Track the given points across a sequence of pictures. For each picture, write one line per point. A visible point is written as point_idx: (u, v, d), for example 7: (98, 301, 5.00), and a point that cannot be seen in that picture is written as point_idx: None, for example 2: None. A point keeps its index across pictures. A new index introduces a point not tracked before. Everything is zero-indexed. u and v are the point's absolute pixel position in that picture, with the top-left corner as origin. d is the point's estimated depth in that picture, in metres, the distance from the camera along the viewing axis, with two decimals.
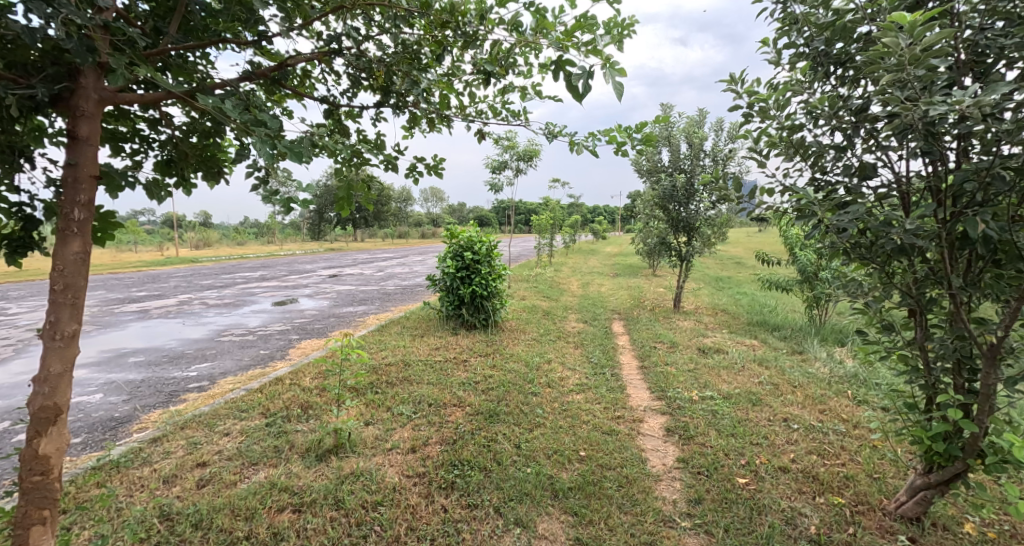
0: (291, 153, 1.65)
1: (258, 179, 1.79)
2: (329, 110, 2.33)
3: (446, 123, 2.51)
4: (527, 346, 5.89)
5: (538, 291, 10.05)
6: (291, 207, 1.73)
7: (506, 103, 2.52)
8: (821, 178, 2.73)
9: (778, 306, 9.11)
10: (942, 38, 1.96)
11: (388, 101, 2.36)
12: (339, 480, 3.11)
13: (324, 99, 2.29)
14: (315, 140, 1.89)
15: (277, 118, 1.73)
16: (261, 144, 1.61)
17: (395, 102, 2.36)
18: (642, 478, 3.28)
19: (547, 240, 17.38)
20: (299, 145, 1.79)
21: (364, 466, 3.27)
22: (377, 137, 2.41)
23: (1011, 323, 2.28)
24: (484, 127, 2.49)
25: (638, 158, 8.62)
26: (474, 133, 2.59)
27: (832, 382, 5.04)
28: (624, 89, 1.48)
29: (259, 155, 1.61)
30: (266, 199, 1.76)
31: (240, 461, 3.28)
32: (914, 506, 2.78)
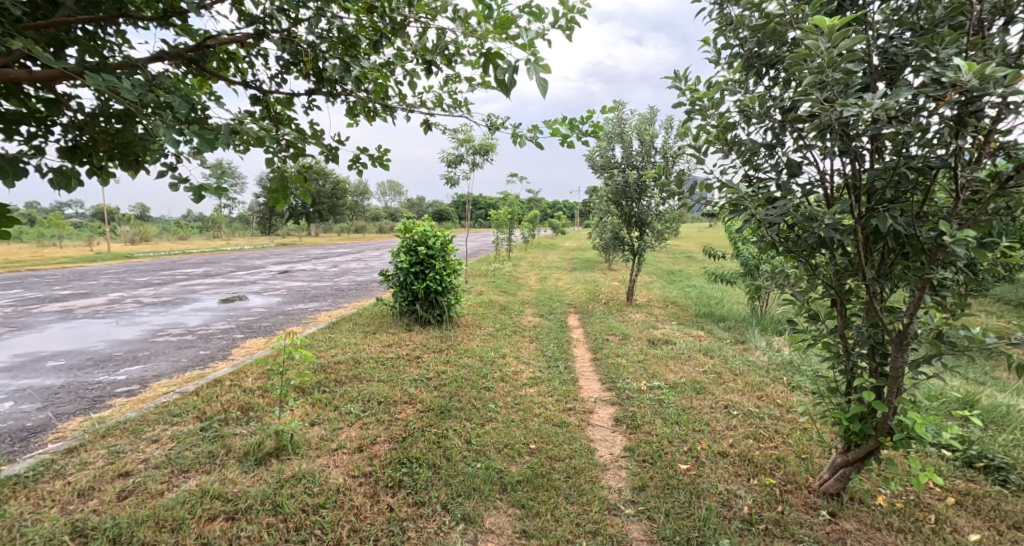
0: (201, 138, 1.57)
1: (166, 166, 1.68)
2: (258, 97, 2.22)
3: (389, 113, 2.46)
4: (481, 341, 5.86)
5: (494, 286, 10.04)
6: (201, 196, 1.64)
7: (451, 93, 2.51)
8: (754, 175, 2.84)
9: (723, 299, 9.49)
10: (855, 44, 2.07)
11: (321, 88, 2.27)
12: (278, 484, 2.99)
13: (252, 85, 2.17)
14: (236, 125, 1.80)
15: (187, 102, 1.66)
16: (166, 129, 1.53)
17: (329, 90, 2.27)
18: (589, 468, 3.33)
19: (505, 235, 17.36)
20: (216, 132, 1.72)
21: (306, 467, 3.16)
22: (312, 126, 2.31)
23: (915, 311, 2.46)
24: (429, 117, 2.49)
25: (591, 153, 8.74)
26: (421, 124, 2.57)
27: (770, 370, 5.29)
28: (547, 87, 1.50)
29: (164, 139, 1.53)
30: (173, 187, 1.63)
31: (169, 469, 3.10)
32: (835, 482, 2.95)
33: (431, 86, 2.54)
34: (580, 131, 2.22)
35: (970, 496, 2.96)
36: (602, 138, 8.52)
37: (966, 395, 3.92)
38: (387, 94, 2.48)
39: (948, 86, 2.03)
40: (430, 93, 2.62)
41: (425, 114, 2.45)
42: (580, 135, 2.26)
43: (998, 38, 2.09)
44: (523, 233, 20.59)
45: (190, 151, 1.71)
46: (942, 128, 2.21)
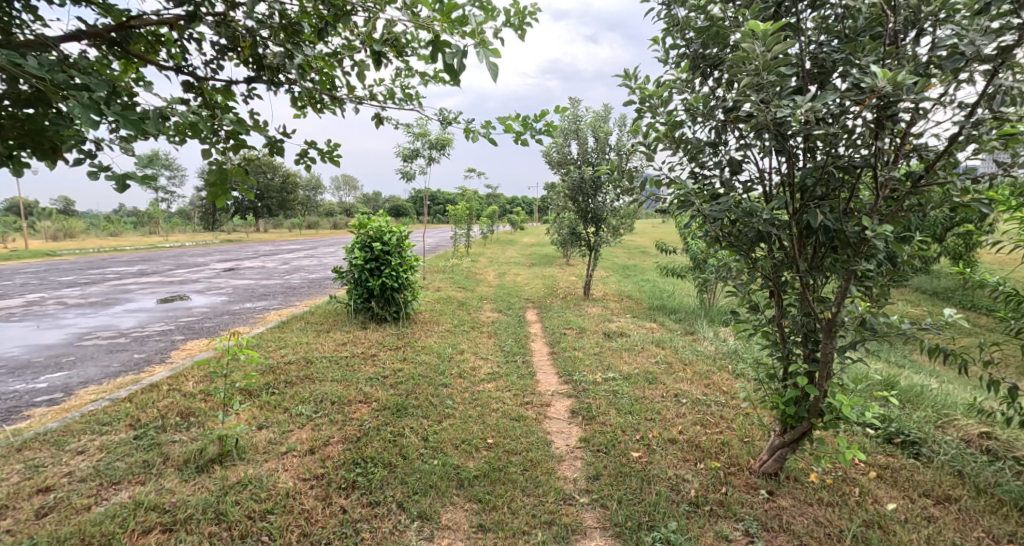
0: (123, 121, 1.52)
1: (83, 152, 1.59)
2: (194, 84, 2.11)
3: (338, 105, 2.41)
4: (439, 338, 5.82)
5: (452, 282, 9.99)
6: (125, 184, 1.57)
7: (402, 87, 2.50)
8: (700, 173, 2.97)
9: (674, 292, 9.84)
10: (788, 48, 2.20)
11: (262, 77, 2.18)
12: (221, 491, 2.88)
13: (185, 71, 2.05)
14: (165, 111, 1.73)
15: (109, 84, 1.60)
16: (83, 110, 1.46)
17: (270, 78, 2.18)
18: (546, 460, 3.39)
19: (463, 231, 17.26)
20: (140, 115, 1.64)
21: (253, 473, 3.06)
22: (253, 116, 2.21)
23: (842, 301, 2.64)
24: (381, 111, 2.47)
25: (548, 149, 8.82)
26: (372, 117, 2.54)
27: (717, 359, 5.54)
28: (497, 70, 1.55)
29: (81, 121, 1.46)
30: (91, 173, 1.55)
31: (97, 482, 2.93)
32: (774, 463, 3.12)
33: (383, 79, 2.52)
34: (534, 130, 2.29)
35: (889, 469, 3.21)
36: (558, 134, 8.60)
37: (889, 377, 4.25)
38: (335, 85, 2.41)
39: (869, 91, 2.18)
40: (382, 86, 2.58)
41: (376, 107, 2.43)
42: (534, 133, 2.32)
43: (912, 47, 2.27)
44: (481, 229, 20.52)
45: (115, 138, 1.64)
46: (865, 129, 2.38)
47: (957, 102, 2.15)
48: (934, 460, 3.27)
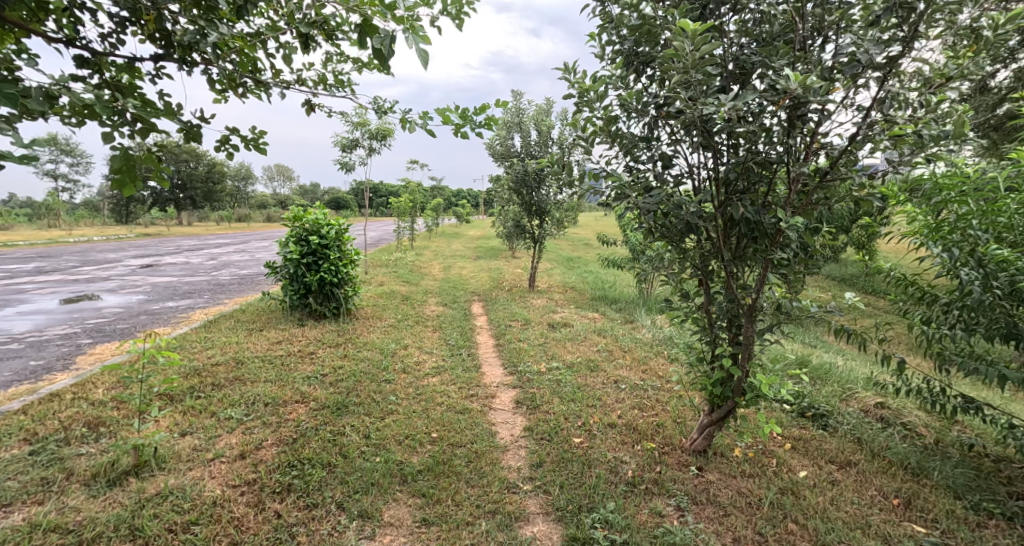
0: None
1: None
2: (90, 61, 1.93)
3: (264, 89, 2.30)
4: (382, 333, 5.72)
5: (395, 276, 9.81)
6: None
7: (334, 73, 2.42)
8: (635, 167, 3.08)
9: (615, 282, 10.16)
10: (713, 49, 2.33)
11: (173, 55, 2.03)
12: (138, 505, 2.72)
13: (79, 45, 1.88)
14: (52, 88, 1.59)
15: None
16: None
17: (182, 57, 2.04)
18: (490, 450, 3.43)
19: (407, 223, 16.95)
20: (20, 91, 1.51)
21: (175, 483, 2.90)
22: (163, 97, 2.06)
23: (761, 287, 2.84)
24: (312, 97, 2.39)
25: (491, 141, 8.81)
26: (303, 103, 2.45)
27: (654, 346, 5.79)
28: (428, 57, 1.56)
29: None
30: None
31: None
32: (702, 441, 3.32)
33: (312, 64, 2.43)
34: (473, 122, 2.30)
35: (802, 440, 3.50)
36: (501, 126, 8.61)
37: (805, 357, 4.61)
38: (257, 67, 2.30)
39: (782, 91, 2.34)
40: (311, 70, 2.49)
41: (306, 93, 2.34)
42: (474, 126, 2.34)
43: (819, 52, 2.47)
44: (425, 221, 20.20)
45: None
46: (779, 129, 2.57)
47: (854, 104, 2.37)
48: (838, 430, 3.59)
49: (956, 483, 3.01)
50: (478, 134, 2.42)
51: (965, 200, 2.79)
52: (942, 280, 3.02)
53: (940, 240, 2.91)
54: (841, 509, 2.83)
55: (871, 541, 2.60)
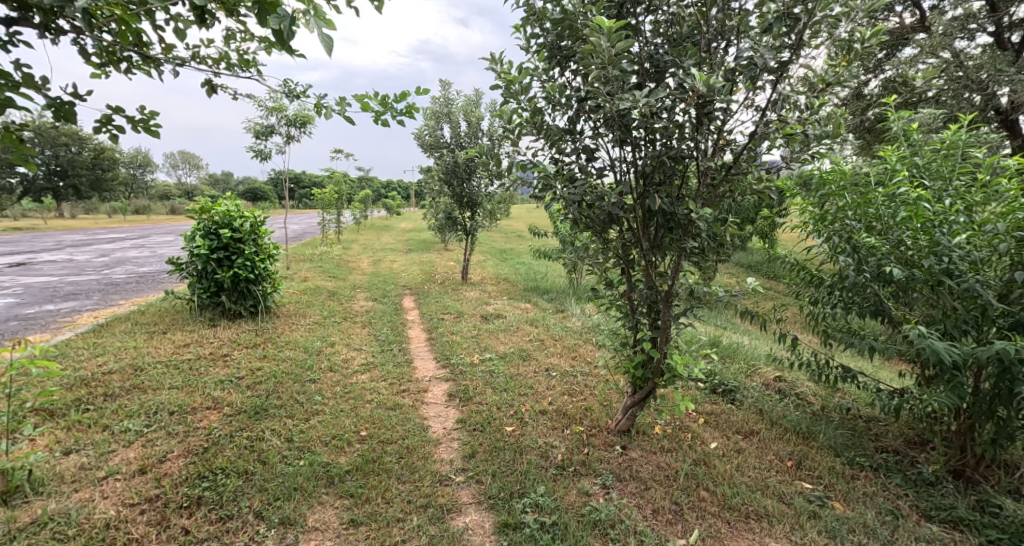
0: None
1: None
2: None
3: (155, 65, 2.12)
4: (306, 331, 5.49)
5: (321, 271, 9.41)
6: None
7: (238, 51, 2.27)
8: (560, 158, 3.16)
9: (547, 273, 10.37)
10: (627, 46, 2.42)
11: (35, 22, 1.81)
12: (9, 537, 2.45)
13: None
14: None
15: None
16: None
17: (46, 24, 1.82)
18: (422, 445, 3.41)
19: (333, 215, 16.27)
20: None
21: (56, 508, 2.65)
22: (24, 69, 1.84)
23: (677, 275, 3.02)
24: (214, 77, 2.23)
25: (419, 132, 8.65)
26: (202, 82, 2.29)
27: (583, 333, 5.98)
28: (332, 44, 1.55)
29: None
30: None
31: None
32: (626, 420, 3.49)
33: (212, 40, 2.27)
34: (393, 110, 2.26)
35: (714, 415, 3.78)
36: (429, 116, 8.49)
37: (717, 338, 4.96)
38: (145, 40, 2.11)
39: (690, 90, 2.49)
40: (211, 47, 2.32)
41: (207, 72, 2.19)
42: (395, 114, 2.30)
43: (723, 55, 2.64)
44: (353, 214, 19.49)
45: None
46: (689, 126, 2.74)
47: (753, 105, 2.57)
48: (744, 403, 3.91)
49: (838, 443, 3.38)
50: (399, 122, 2.39)
51: (843, 193, 3.12)
52: (825, 265, 3.37)
53: (823, 229, 3.24)
54: (746, 474, 3.10)
55: (769, 500, 2.87)
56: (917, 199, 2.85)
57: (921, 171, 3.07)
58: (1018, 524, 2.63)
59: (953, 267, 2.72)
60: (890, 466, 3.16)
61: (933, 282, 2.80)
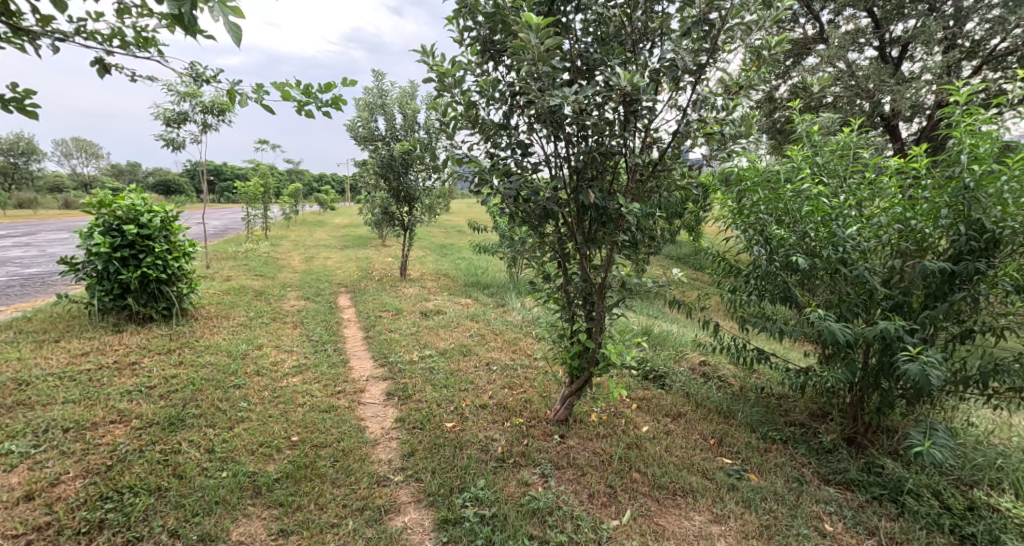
0: None
1: None
2: None
3: (32, 39, 1.91)
4: (229, 334, 5.18)
5: (247, 270, 8.88)
6: None
7: (137, 28, 2.10)
8: (494, 153, 3.17)
9: (488, 268, 10.39)
10: (556, 43, 2.47)
11: None
12: None
13: None
14: None
15: None
16: None
17: None
18: (358, 446, 3.32)
19: (260, 210, 15.39)
20: None
21: None
22: None
23: (609, 267, 3.13)
24: (107, 55, 2.05)
25: (352, 124, 8.34)
26: (93, 60, 2.09)
27: (523, 327, 6.05)
28: (239, 33, 1.49)
29: None
30: None
31: None
32: (564, 410, 3.56)
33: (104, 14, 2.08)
34: (318, 101, 2.18)
35: (646, 400, 3.95)
36: (363, 108, 8.23)
37: (649, 327, 5.17)
38: (18, 11, 1.89)
39: (616, 88, 2.58)
40: (103, 21, 2.13)
41: (99, 50, 2.01)
42: (320, 105, 2.22)
43: (646, 56, 2.76)
44: (282, 209, 18.54)
45: None
46: (617, 123, 2.83)
47: (676, 105, 2.69)
48: (673, 388, 4.12)
49: (755, 420, 3.64)
50: (325, 113, 2.31)
51: (756, 189, 3.34)
52: (742, 255, 3.61)
53: (740, 222, 3.46)
54: (674, 454, 3.27)
55: (693, 477, 3.05)
56: (818, 194, 3.12)
57: (821, 169, 3.36)
58: (896, 480, 2.95)
59: (847, 255, 3.01)
60: (798, 439, 3.45)
61: (831, 269, 3.08)
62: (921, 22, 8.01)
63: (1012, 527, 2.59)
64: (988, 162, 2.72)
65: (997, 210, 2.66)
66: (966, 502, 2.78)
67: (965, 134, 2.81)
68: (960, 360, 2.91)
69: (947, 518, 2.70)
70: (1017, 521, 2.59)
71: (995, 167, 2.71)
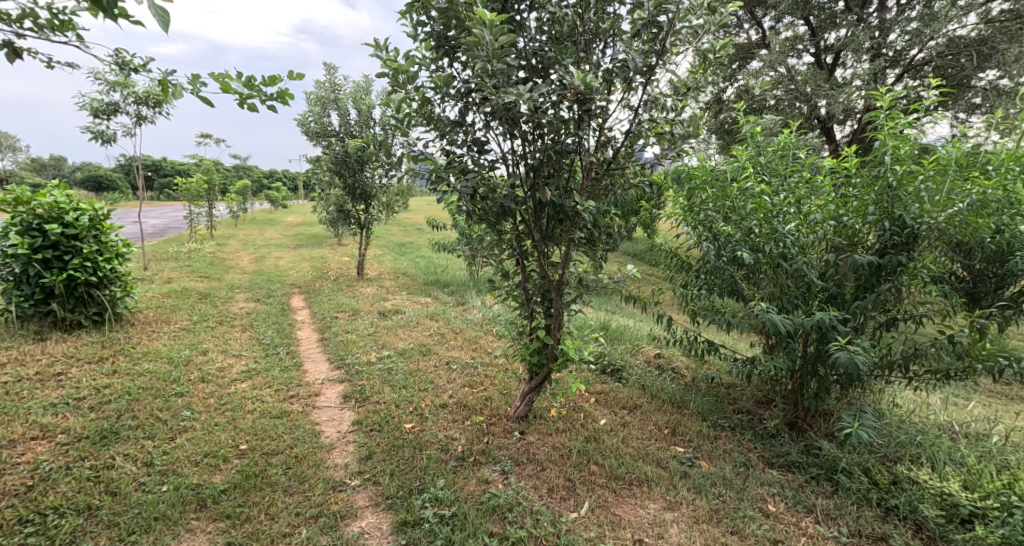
0: None
1: None
2: None
3: None
4: (170, 339, 4.92)
5: (190, 271, 8.44)
6: None
7: (56, 11, 1.95)
8: (450, 150, 3.13)
9: (448, 266, 10.31)
10: (509, 41, 2.46)
11: None
12: None
13: None
14: None
15: None
16: None
17: None
18: (313, 452, 3.23)
19: (204, 209, 14.67)
20: None
21: None
22: None
23: (566, 264, 3.16)
24: (22, 39, 1.90)
25: (303, 118, 8.05)
26: (7, 45, 1.94)
27: (484, 325, 6.04)
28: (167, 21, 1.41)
29: None
30: None
31: None
32: (524, 407, 3.57)
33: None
34: (262, 94, 2.10)
35: (603, 394, 4.02)
36: (314, 103, 7.99)
37: (606, 322, 5.27)
38: None
39: (570, 87, 2.60)
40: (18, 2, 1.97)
41: (13, 34, 1.86)
42: (263, 99, 2.13)
43: (599, 57, 2.80)
44: (230, 207, 17.75)
45: None
46: (571, 122, 2.85)
47: (628, 105, 2.74)
48: (630, 381, 4.21)
49: (706, 409, 3.77)
50: (270, 107, 2.22)
51: (705, 187, 3.45)
52: (692, 251, 3.73)
53: (690, 219, 3.57)
54: (630, 445, 3.34)
55: (648, 466, 3.12)
56: (761, 192, 3.25)
57: (763, 168, 3.51)
58: (832, 460, 3.12)
59: (787, 250, 3.15)
60: (745, 425, 3.59)
61: (774, 263, 3.22)
62: (852, 30, 8.51)
63: (928, 497, 2.76)
64: (908, 163, 2.92)
65: (917, 207, 2.86)
66: (891, 476, 2.96)
67: (888, 136, 3.00)
68: (886, 346, 3.10)
69: (875, 493, 2.88)
70: (932, 490, 2.76)
71: (915, 167, 2.91)
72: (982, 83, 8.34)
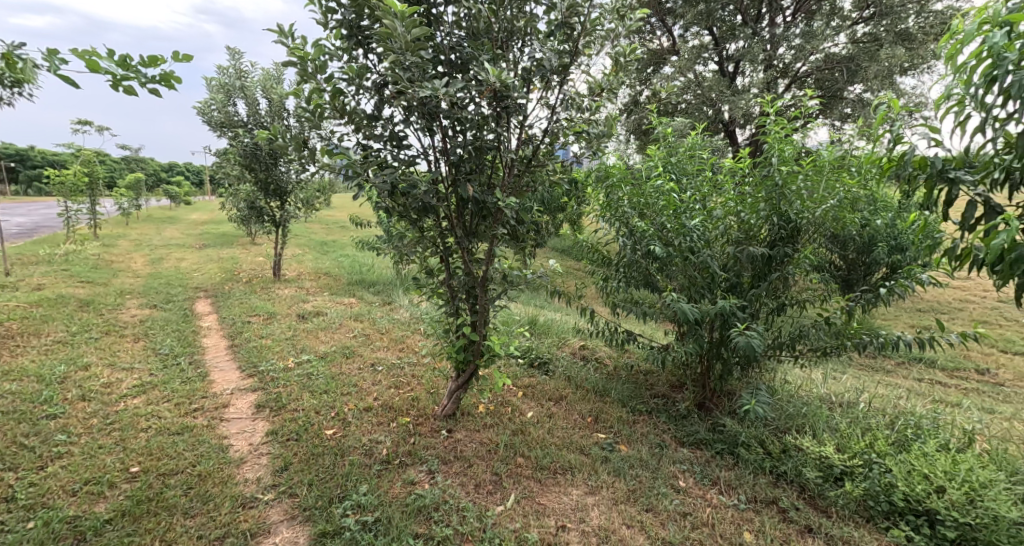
0: None
1: None
2: None
3: None
4: (41, 355, 4.35)
5: (68, 276, 7.50)
6: None
7: None
8: (367, 145, 3.00)
9: (372, 265, 9.99)
10: (422, 34, 2.38)
11: None
12: None
13: None
14: None
15: None
16: None
17: None
18: (220, 468, 2.99)
19: (89, 206, 13.12)
20: None
21: None
22: None
23: (490, 261, 3.14)
24: None
25: (205, 107, 7.49)
26: None
27: (410, 324, 5.90)
28: None
29: None
30: None
31: None
32: (452, 404, 3.52)
33: None
34: (140, 76, 1.89)
35: (530, 387, 4.05)
36: (217, 90, 7.41)
37: (533, 317, 5.32)
38: None
39: (487, 83, 2.57)
40: None
41: None
42: (143, 83, 1.92)
43: (515, 55, 2.80)
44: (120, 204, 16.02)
45: None
46: (491, 118, 2.83)
47: (546, 103, 2.77)
48: (556, 373, 4.28)
49: (625, 396, 3.91)
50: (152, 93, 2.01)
51: (621, 185, 3.56)
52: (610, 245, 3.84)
53: (608, 214, 3.67)
54: (554, 435, 3.39)
55: (571, 454, 3.19)
56: (670, 190, 3.42)
57: (673, 167, 3.69)
58: (733, 435, 3.35)
59: (694, 244, 3.33)
60: (660, 409, 3.77)
61: (683, 256, 3.39)
62: (747, 41, 9.20)
63: (810, 461, 3.02)
64: (792, 164, 3.19)
65: (799, 203, 3.15)
66: (781, 445, 3.21)
67: (775, 139, 3.26)
68: (777, 329, 3.38)
69: (768, 461, 3.13)
70: (812, 455, 3.02)
71: (796, 167, 3.20)
72: (852, 95, 9.37)
